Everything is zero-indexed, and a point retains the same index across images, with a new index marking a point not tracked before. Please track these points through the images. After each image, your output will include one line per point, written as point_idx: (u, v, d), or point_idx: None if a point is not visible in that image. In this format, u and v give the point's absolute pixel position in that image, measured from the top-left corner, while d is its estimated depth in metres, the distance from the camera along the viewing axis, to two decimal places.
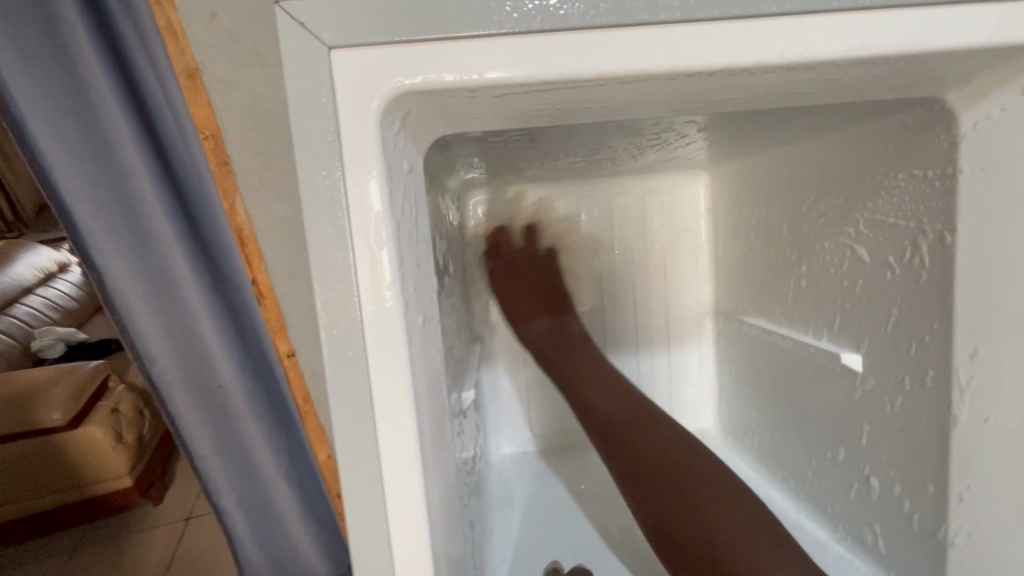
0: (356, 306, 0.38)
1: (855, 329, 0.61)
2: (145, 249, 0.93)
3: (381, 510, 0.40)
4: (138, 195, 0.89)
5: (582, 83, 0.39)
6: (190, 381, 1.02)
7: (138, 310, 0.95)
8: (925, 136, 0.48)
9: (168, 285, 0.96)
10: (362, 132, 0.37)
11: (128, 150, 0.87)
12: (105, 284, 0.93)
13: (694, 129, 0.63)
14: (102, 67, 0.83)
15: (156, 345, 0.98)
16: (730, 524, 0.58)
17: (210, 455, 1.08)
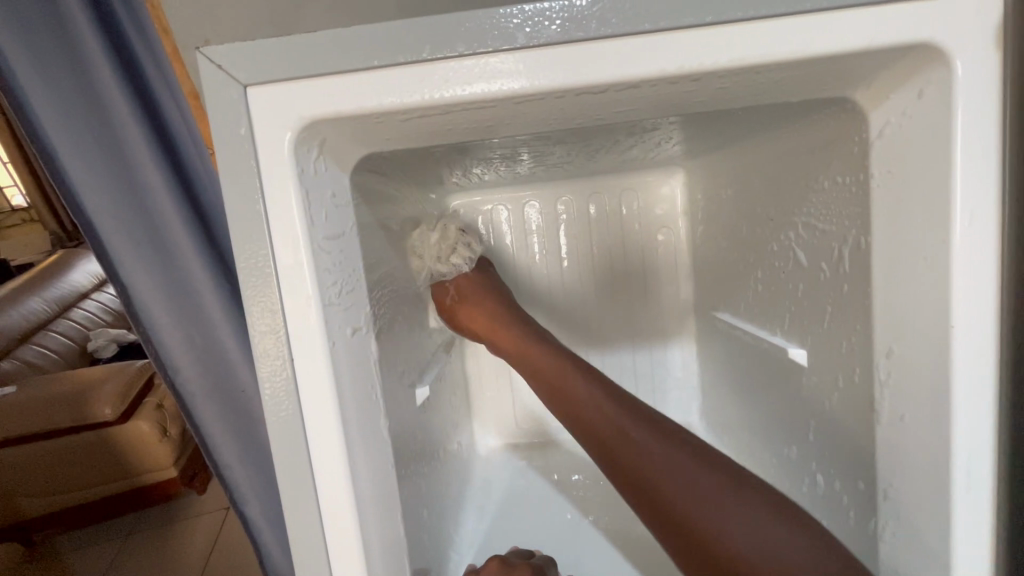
0: (281, 315, 0.43)
1: (803, 325, 0.61)
2: (166, 262, 0.92)
3: (314, 500, 0.45)
4: (157, 206, 0.89)
5: (479, 104, 0.42)
6: (211, 389, 1.01)
7: (161, 323, 0.95)
8: (848, 134, 0.49)
9: (188, 295, 0.95)
10: (281, 158, 0.41)
11: (144, 161, 0.87)
12: (129, 298, 0.92)
13: (640, 133, 0.64)
14: (115, 78, 0.83)
15: (178, 353, 0.97)
16: (659, 462, 0.49)
17: (233, 461, 1.07)
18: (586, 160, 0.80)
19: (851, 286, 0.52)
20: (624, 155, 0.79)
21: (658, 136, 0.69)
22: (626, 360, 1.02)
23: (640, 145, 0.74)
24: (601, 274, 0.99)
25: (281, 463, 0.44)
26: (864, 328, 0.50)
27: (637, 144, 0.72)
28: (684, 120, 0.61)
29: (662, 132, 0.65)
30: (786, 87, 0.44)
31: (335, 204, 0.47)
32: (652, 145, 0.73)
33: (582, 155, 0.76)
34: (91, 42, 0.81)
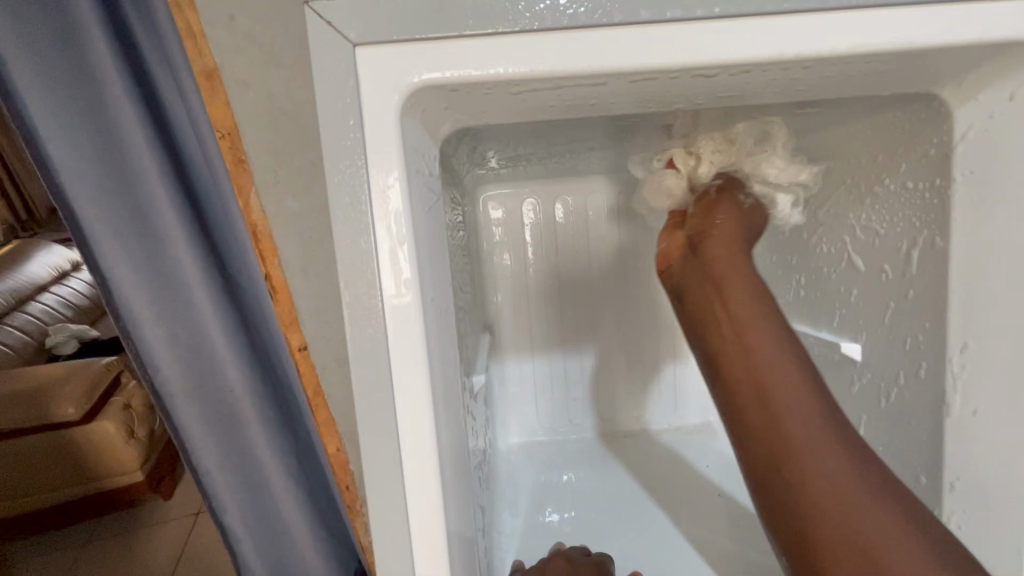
0: (377, 288, 0.41)
1: (856, 320, 0.63)
2: (151, 250, 0.88)
3: (401, 486, 0.43)
4: (148, 196, 0.86)
5: (587, 79, 0.41)
6: (195, 389, 0.97)
7: (142, 317, 0.90)
8: (925, 131, 0.50)
9: (174, 287, 0.91)
10: (384, 126, 0.39)
11: (138, 148, 0.83)
12: (108, 288, 0.87)
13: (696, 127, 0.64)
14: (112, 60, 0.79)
15: (160, 352, 0.93)
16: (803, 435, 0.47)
17: (214, 468, 1.02)
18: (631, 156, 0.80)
19: (917, 280, 0.53)
20: None
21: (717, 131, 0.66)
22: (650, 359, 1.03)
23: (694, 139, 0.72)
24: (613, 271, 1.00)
25: (369, 446, 0.42)
26: (933, 321, 0.51)
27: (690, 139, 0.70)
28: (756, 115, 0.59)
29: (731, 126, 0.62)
30: (875, 80, 0.45)
31: (427, 177, 0.45)
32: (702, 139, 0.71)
33: (631, 146, 0.76)
34: (87, 21, 0.76)
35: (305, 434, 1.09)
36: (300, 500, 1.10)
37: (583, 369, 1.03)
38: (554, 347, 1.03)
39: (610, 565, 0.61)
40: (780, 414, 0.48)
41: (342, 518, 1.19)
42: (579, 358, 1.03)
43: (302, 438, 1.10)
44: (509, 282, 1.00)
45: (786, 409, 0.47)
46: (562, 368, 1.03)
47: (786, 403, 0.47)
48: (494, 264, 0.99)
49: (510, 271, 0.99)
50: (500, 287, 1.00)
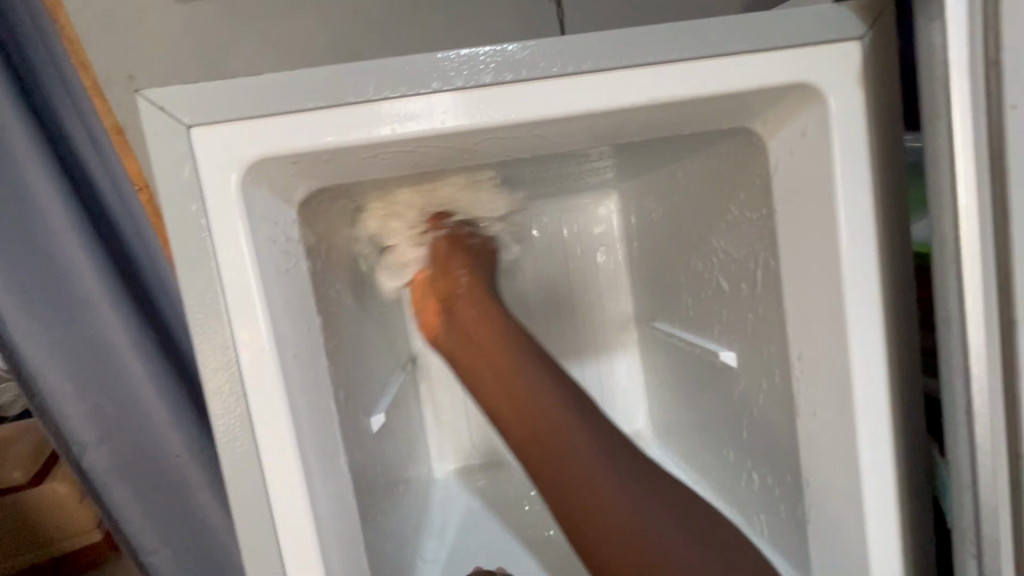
0: (233, 351, 0.43)
1: (729, 329, 0.68)
2: (71, 322, 0.88)
3: (274, 535, 0.45)
4: (68, 270, 0.87)
5: (421, 140, 0.44)
6: (128, 461, 0.96)
7: (61, 394, 0.89)
8: (754, 161, 0.55)
9: (100, 356, 0.91)
10: (226, 199, 0.42)
11: (55, 224, 0.85)
12: (24, 368, 0.86)
13: (567, 164, 0.70)
14: (27, 141, 0.82)
15: (85, 426, 0.92)
16: (601, 470, 0.49)
17: (159, 543, 1.01)
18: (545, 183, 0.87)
19: (764, 295, 0.58)
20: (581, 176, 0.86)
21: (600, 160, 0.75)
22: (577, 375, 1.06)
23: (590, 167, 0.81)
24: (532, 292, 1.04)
25: (241, 502, 0.44)
26: (779, 331, 0.56)
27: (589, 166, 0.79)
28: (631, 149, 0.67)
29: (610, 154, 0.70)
30: (693, 121, 0.50)
31: (285, 241, 0.48)
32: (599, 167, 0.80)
33: (524, 181, 0.82)
34: (2, 107, 0.80)
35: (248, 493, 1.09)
36: (250, 563, 1.09)
37: None
38: None
39: None
40: (564, 458, 0.50)
41: None
42: None
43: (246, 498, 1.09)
44: None
45: (577, 465, 0.49)
46: None
47: (570, 449, 0.50)
48: (415, 295, 1.02)
49: None
50: (426, 318, 1.03)
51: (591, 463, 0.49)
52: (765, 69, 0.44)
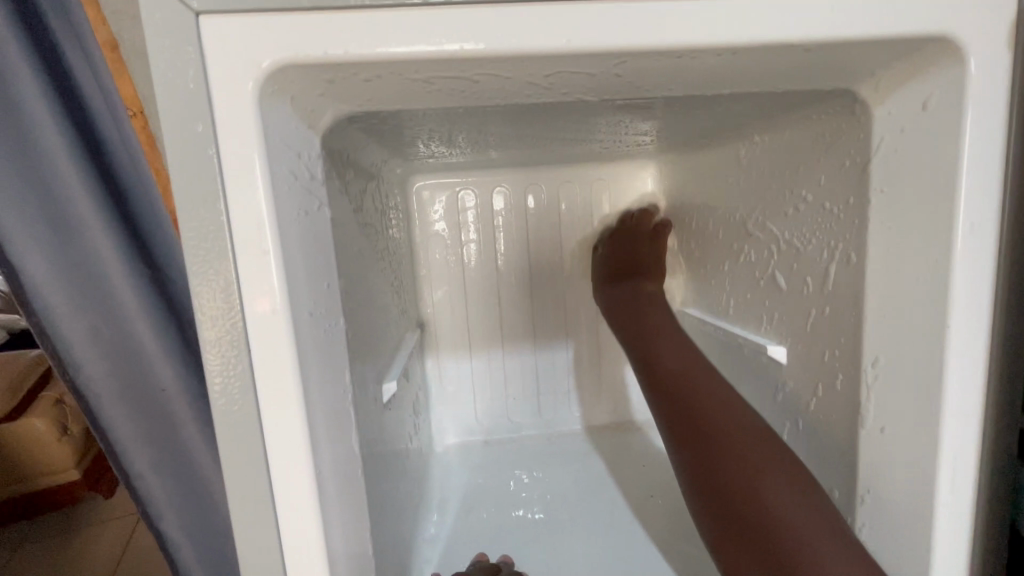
0: (238, 299, 0.36)
1: (780, 322, 0.62)
2: (64, 238, 0.82)
3: (273, 517, 0.38)
4: (57, 181, 0.80)
5: (482, 66, 0.37)
6: (122, 388, 0.91)
7: (59, 312, 0.83)
8: (847, 136, 0.48)
9: (92, 277, 0.85)
10: (239, 113, 0.34)
11: (43, 130, 0.78)
12: (20, 282, 0.81)
13: (602, 121, 0.64)
14: (12, 35, 0.73)
15: (82, 348, 0.86)
16: (728, 411, 0.53)
17: (148, 472, 0.97)
18: (583, 145, 0.81)
19: (835, 292, 0.52)
20: (619, 142, 0.81)
21: (638, 125, 0.70)
22: (540, 354, 1.00)
23: (632, 132, 0.75)
24: (552, 265, 0.98)
25: (234, 479, 0.38)
26: (851, 331, 0.50)
27: (626, 132, 0.73)
28: (673, 116, 0.62)
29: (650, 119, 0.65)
30: (796, 76, 0.43)
31: (307, 178, 0.40)
32: (634, 133, 0.75)
33: (561, 138, 0.75)
34: None
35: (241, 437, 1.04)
36: None
37: (527, 365, 1.01)
38: (494, 344, 1.00)
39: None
40: (687, 386, 0.56)
41: None
42: (521, 357, 1.01)
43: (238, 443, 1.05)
44: (447, 276, 0.97)
45: (697, 392, 0.55)
46: (502, 365, 1.00)
47: (700, 392, 0.55)
48: (429, 257, 0.96)
49: (447, 266, 0.97)
50: (438, 282, 0.97)
51: (716, 402, 0.54)
52: (903, 13, 0.36)
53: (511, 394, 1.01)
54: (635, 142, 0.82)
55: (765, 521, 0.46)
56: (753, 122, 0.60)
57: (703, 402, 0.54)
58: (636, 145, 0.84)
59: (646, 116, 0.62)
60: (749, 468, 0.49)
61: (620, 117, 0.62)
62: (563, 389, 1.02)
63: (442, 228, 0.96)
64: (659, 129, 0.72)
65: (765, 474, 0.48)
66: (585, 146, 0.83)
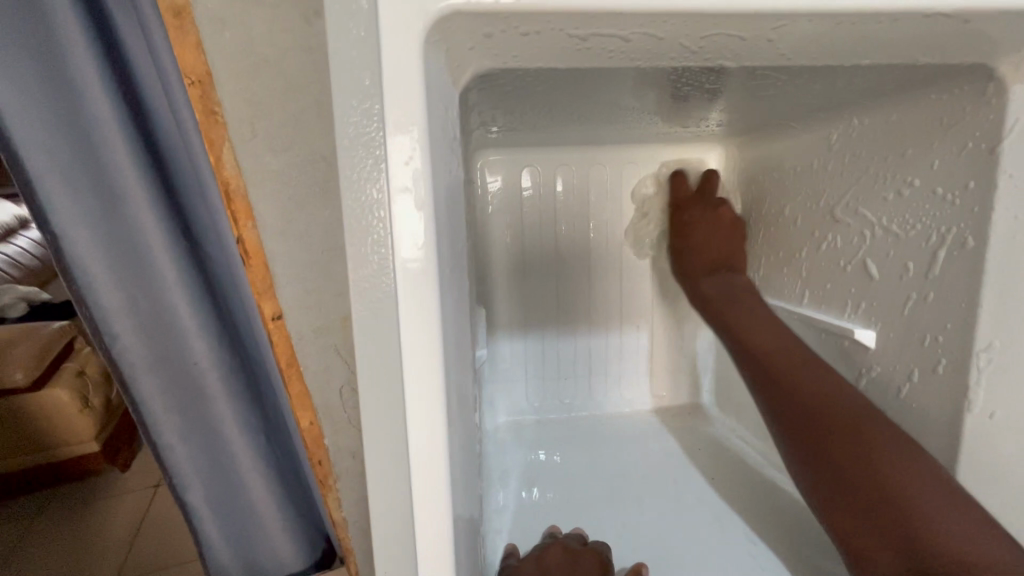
0: (391, 250, 0.36)
1: (867, 305, 0.62)
2: (109, 210, 0.82)
3: (407, 469, 0.39)
4: (106, 154, 0.80)
5: (642, 24, 0.36)
6: (157, 359, 0.92)
7: (99, 283, 0.84)
8: (970, 116, 0.47)
9: (133, 251, 0.85)
10: (404, 61, 0.34)
11: (95, 104, 0.77)
12: (61, 250, 0.81)
13: (679, 91, 0.64)
14: (72, 7, 0.73)
15: (119, 319, 0.87)
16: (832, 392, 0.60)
17: (176, 444, 0.98)
18: (654, 122, 0.80)
19: (940, 276, 0.52)
20: (695, 121, 0.80)
21: (717, 99, 0.68)
22: (597, 338, 1.01)
23: (713, 108, 0.73)
24: (612, 248, 0.98)
25: (372, 430, 0.38)
26: (960, 314, 0.50)
27: (705, 105, 0.72)
28: (758, 88, 0.61)
29: (726, 93, 0.65)
30: (931, 53, 0.42)
31: (451, 134, 0.39)
32: (706, 110, 0.74)
33: (637, 111, 0.74)
34: None
35: (270, 409, 1.08)
36: (267, 474, 1.09)
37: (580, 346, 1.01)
38: (548, 325, 1.00)
39: (609, 557, 0.63)
40: (798, 374, 0.64)
41: (308, 492, 1.19)
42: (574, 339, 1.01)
43: (267, 413, 1.08)
44: (504, 255, 0.97)
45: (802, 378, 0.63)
46: (554, 346, 1.00)
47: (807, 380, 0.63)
48: (487, 235, 0.96)
49: (504, 244, 0.96)
50: (494, 261, 0.97)
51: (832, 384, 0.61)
52: None
53: (564, 376, 1.01)
54: (706, 122, 0.81)
55: (898, 501, 0.50)
56: (851, 103, 0.60)
57: (807, 395, 0.62)
58: (711, 124, 0.82)
59: (727, 89, 0.62)
60: (861, 430, 0.55)
61: (703, 88, 0.62)
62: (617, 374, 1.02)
63: (499, 206, 0.95)
64: (736, 105, 0.71)
65: (884, 449, 0.53)
66: (658, 125, 0.82)
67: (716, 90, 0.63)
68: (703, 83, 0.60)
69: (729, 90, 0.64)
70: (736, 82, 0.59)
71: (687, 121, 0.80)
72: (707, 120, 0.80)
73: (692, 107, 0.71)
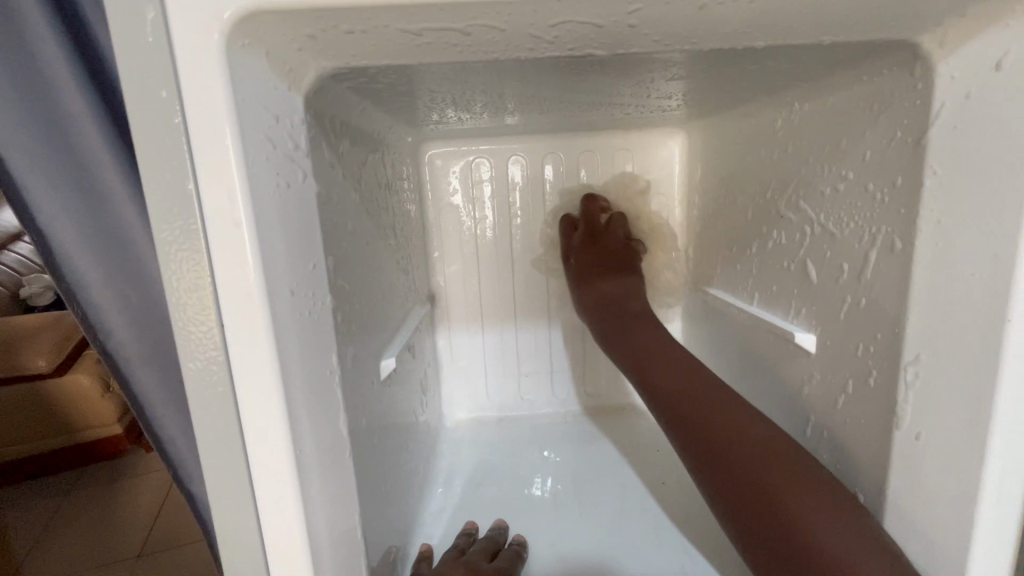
0: (210, 273, 0.33)
1: (810, 307, 0.57)
2: (99, 183, 0.59)
3: (250, 498, 0.37)
4: (67, 98, 0.56)
5: (473, 16, 0.33)
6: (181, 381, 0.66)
7: (96, 286, 0.61)
8: (903, 98, 0.41)
9: (117, 238, 0.61)
10: (202, 70, 0.31)
11: (45, 30, 0.54)
12: (55, 242, 0.59)
13: (619, 81, 0.59)
14: None
15: (140, 331, 0.64)
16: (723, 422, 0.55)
17: (199, 489, 0.74)
18: (603, 108, 0.75)
19: (873, 279, 0.46)
20: (652, 107, 0.74)
21: (661, 86, 0.63)
22: (559, 334, 0.97)
23: (663, 95, 0.67)
24: None
25: (212, 458, 0.36)
26: (890, 323, 0.44)
27: (653, 93, 0.66)
28: (691, 74, 0.55)
29: (668, 82, 0.60)
30: (841, 29, 0.37)
31: (289, 146, 0.37)
32: (651, 98, 0.69)
33: (615, 95, 0.67)
34: None
35: None
36: None
37: (541, 342, 0.98)
38: (508, 320, 0.97)
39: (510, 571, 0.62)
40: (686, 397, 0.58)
41: None
42: (536, 334, 0.98)
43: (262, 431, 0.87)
44: (459, 248, 0.94)
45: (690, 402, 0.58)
46: (514, 342, 0.98)
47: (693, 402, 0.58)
48: (441, 227, 0.93)
49: (459, 237, 0.93)
50: (449, 254, 0.94)
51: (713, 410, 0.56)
52: None
53: (524, 373, 0.99)
54: (663, 106, 0.75)
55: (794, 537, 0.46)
56: (787, 86, 0.54)
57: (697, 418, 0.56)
58: (665, 109, 0.76)
59: (668, 75, 0.56)
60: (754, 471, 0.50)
61: (641, 78, 0.58)
62: (581, 371, 0.99)
63: (453, 197, 0.92)
64: (680, 92, 0.65)
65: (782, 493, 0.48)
66: (611, 111, 0.77)
67: (658, 78, 0.58)
68: (635, 73, 0.54)
69: (666, 80, 0.59)
70: (665, 71, 0.54)
71: (639, 107, 0.75)
72: (664, 106, 0.74)
73: (631, 94, 0.66)
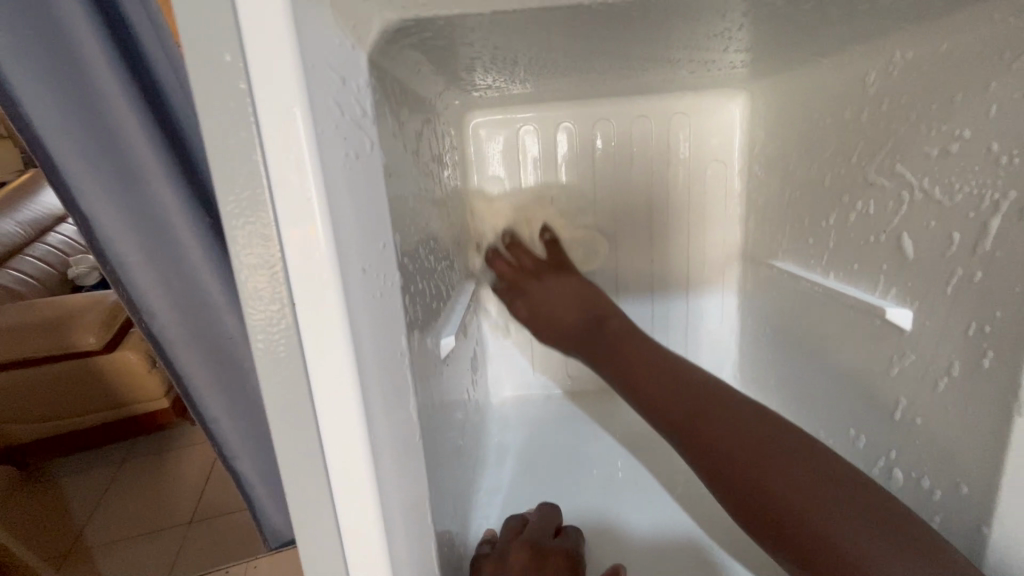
0: (280, 252, 0.31)
1: (905, 280, 0.51)
2: (127, 178, 0.71)
3: (324, 488, 0.35)
4: (114, 109, 0.68)
5: None
6: (205, 339, 0.84)
7: (132, 265, 0.75)
8: None
9: (154, 222, 0.74)
10: (269, 24, 0.28)
11: (95, 55, 0.65)
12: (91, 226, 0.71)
13: (697, 28, 0.52)
14: None
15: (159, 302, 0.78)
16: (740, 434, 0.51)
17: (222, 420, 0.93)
18: (663, 66, 0.69)
19: (996, 250, 0.41)
20: (720, 63, 0.68)
21: (734, 37, 0.56)
22: None
23: (738, 48, 0.61)
24: (623, 210, 0.89)
25: (283, 445, 0.34)
26: (1018, 299, 0.40)
27: (729, 44, 0.60)
28: (775, 20, 0.49)
29: (743, 31, 0.54)
30: None
31: (356, 111, 0.34)
32: (718, 52, 0.63)
33: (690, 49, 0.61)
34: None
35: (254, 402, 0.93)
36: None
37: None
38: None
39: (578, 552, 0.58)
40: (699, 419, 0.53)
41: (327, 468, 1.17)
42: None
43: None
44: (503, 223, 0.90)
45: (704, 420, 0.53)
46: None
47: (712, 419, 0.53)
48: (484, 200, 0.89)
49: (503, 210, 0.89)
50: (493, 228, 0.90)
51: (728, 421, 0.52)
52: None
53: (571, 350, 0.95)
54: (731, 63, 0.69)
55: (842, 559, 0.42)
56: (893, 30, 0.48)
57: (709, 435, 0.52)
58: (733, 65, 0.70)
59: (748, 21, 0.50)
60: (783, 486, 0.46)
61: (721, 25, 0.51)
62: None
63: (497, 169, 0.88)
64: (754, 43, 0.59)
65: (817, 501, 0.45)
66: (672, 69, 0.71)
67: (734, 25, 0.52)
68: (712, 17, 0.48)
69: (741, 28, 0.53)
70: (752, 14, 0.47)
71: (705, 64, 0.69)
72: (733, 62, 0.68)
73: (700, 47, 0.60)
